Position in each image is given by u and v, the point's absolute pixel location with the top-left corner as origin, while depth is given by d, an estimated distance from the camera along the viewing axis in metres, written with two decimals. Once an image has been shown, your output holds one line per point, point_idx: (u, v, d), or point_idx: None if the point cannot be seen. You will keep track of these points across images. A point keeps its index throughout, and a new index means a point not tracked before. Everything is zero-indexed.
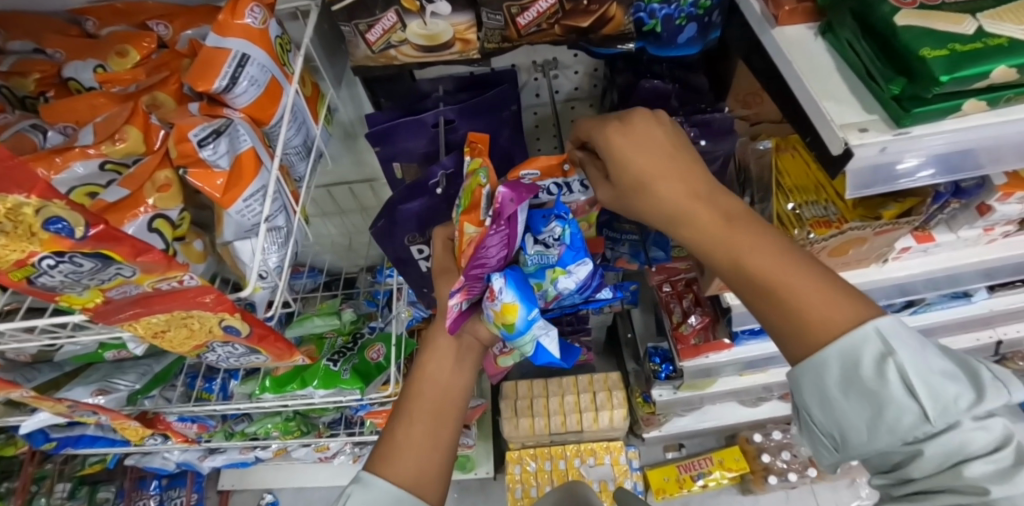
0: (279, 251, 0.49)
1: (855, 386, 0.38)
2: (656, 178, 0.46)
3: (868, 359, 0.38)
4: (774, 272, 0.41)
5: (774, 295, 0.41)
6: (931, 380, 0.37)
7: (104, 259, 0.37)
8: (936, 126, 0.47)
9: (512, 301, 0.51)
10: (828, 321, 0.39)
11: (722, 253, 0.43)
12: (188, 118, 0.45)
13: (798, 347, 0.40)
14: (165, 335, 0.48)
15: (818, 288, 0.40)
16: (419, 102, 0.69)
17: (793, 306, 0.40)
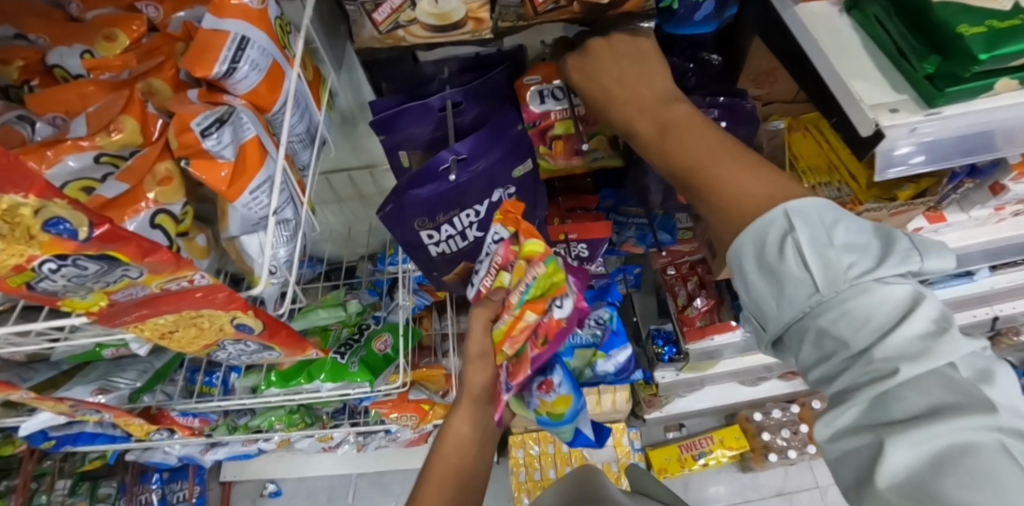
0: (288, 245, 0.46)
1: (763, 266, 0.41)
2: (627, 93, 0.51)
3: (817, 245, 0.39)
4: (704, 156, 0.45)
5: (704, 183, 0.45)
6: (826, 254, 0.38)
7: (110, 260, 0.34)
8: (968, 106, 0.46)
9: (566, 395, 0.62)
10: (742, 195, 0.43)
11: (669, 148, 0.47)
12: (187, 106, 0.42)
13: (724, 223, 0.43)
14: (173, 335, 0.46)
15: (745, 170, 0.44)
16: (423, 86, 0.66)
17: (723, 190, 0.44)
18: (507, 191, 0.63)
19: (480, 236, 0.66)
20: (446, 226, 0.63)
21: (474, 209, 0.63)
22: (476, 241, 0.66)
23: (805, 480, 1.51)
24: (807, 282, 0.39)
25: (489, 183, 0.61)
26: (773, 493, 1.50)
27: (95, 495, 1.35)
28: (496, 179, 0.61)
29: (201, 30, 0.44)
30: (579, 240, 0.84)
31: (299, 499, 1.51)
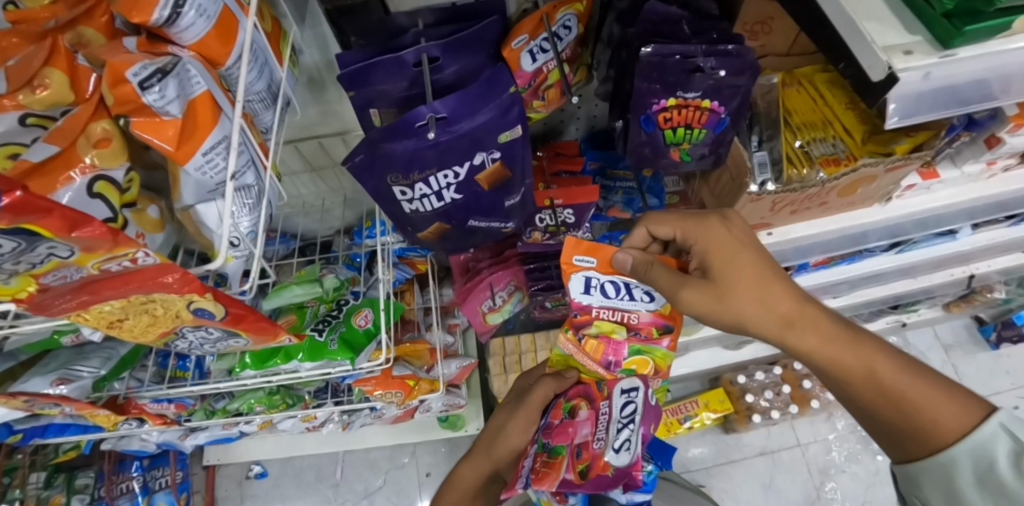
0: (251, 214, 0.42)
1: (994, 484, 0.45)
2: (767, 282, 0.52)
3: (1004, 458, 0.45)
4: (903, 380, 0.49)
5: (906, 404, 0.48)
6: None
7: (29, 235, 0.30)
8: (983, 47, 0.44)
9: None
10: (954, 422, 0.47)
11: (846, 363, 0.50)
12: (123, 55, 0.37)
13: (921, 442, 0.48)
14: (123, 324, 0.41)
15: (946, 398, 0.48)
16: (396, 40, 0.61)
17: (925, 415, 0.48)
18: (491, 155, 0.59)
19: (456, 198, 0.63)
20: (421, 185, 0.59)
21: (453, 170, 0.59)
22: (452, 202, 0.63)
23: (787, 439, 1.53)
24: (1003, 495, 0.45)
25: (472, 142, 0.57)
26: (756, 452, 1.52)
27: (72, 486, 1.31)
28: (481, 140, 0.57)
29: None
30: (565, 206, 0.81)
31: (286, 479, 1.50)
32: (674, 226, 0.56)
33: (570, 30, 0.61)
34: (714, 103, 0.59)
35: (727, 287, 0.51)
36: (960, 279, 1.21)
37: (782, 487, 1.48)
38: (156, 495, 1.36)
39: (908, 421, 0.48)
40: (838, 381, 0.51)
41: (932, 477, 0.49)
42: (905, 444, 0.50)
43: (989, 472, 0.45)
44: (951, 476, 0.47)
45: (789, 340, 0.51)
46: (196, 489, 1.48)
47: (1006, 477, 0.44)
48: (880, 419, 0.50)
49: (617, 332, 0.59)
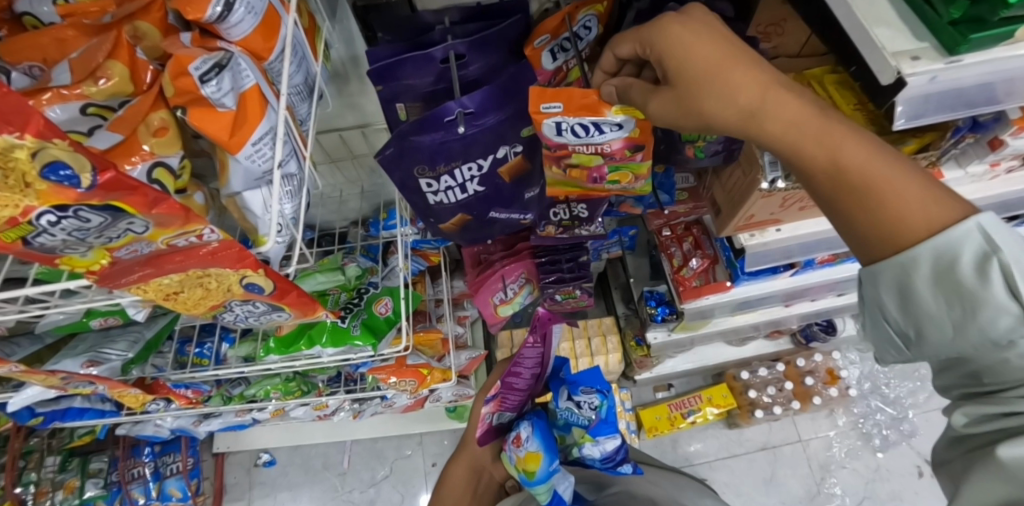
0: (293, 200, 0.44)
1: (951, 284, 0.40)
2: (725, 70, 0.45)
3: (968, 257, 0.39)
4: (871, 168, 0.42)
5: (867, 195, 0.42)
6: None
7: (115, 212, 0.32)
8: (988, 54, 0.46)
9: (536, 452, 0.70)
10: (925, 217, 0.41)
11: (808, 147, 0.44)
12: (180, 49, 0.39)
13: (889, 242, 0.42)
14: (178, 296, 0.43)
15: (923, 189, 0.41)
16: (423, 36, 0.63)
17: (888, 210, 0.42)
18: (513, 148, 0.62)
19: (479, 190, 0.66)
20: (446, 177, 0.62)
21: (477, 163, 0.62)
22: (475, 194, 0.66)
23: (788, 435, 1.56)
24: (958, 296, 0.40)
25: (496, 137, 0.60)
26: (757, 447, 1.55)
27: (86, 470, 1.35)
28: (504, 134, 0.60)
29: None
30: (579, 201, 0.83)
31: (294, 467, 1.52)
32: (634, 39, 0.50)
33: (590, 30, 0.63)
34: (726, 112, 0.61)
35: (687, 84, 0.47)
36: None
37: (782, 482, 1.51)
38: (167, 481, 1.38)
39: (869, 215, 0.42)
40: (797, 167, 0.46)
41: (889, 277, 0.43)
42: (869, 245, 0.44)
43: (949, 270, 0.40)
44: (905, 275, 0.42)
45: (750, 129, 0.46)
46: (205, 476, 1.51)
47: (965, 278, 0.39)
48: (841, 214, 0.44)
49: (595, 160, 0.62)
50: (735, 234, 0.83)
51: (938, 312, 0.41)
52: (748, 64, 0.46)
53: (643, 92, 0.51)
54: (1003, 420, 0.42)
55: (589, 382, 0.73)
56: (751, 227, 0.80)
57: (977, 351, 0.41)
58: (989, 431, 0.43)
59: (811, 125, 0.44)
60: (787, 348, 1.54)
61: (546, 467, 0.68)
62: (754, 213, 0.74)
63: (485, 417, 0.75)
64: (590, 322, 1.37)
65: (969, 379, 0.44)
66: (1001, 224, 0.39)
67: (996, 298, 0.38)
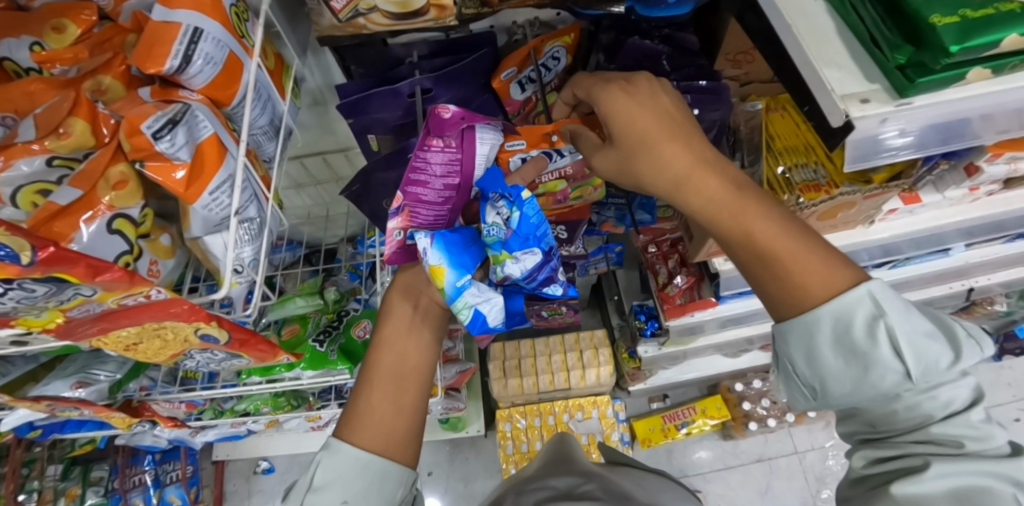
0: (252, 244, 0.46)
1: (849, 346, 0.44)
2: (655, 138, 0.48)
3: (863, 321, 0.44)
4: (785, 242, 0.45)
5: (779, 264, 0.45)
6: (916, 343, 0.44)
7: (58, 281, 0.34)
8: (936, 96, 0.46)
9: (438, 266, 0.50)
10: (826, 289, 0.45)
11: (724, 222, 0.47)
12: (137, 107, 0.41)
13: (794, 308, 0.46)
14: (137, 347, 0.47)
15: (823, 265, 0.45)
16: (393, 70, 0.64)
17: (794, 279, 0.45)
18: None
19: None
20: None
21: None
22: None
23: (784, 446, 1.56)
24: (854, 354, 0.45)
25: None
26: (752, 458, 1.55)
27: (86, 479, 1.37)
28: None
29: (151, 22, 0.42)
30: (557, 223, 0.84)
31: (291, 475, 1.55)
32: (586, 87, 0.53)
33: (557, 61, 0.64)
34: None
35: (624, 144, 0.49)
36: (952, 291, 1.27)
37: (778, 493, 1.51)
38: (167, 489, 1.41)
39: (779, 282, 0.46)
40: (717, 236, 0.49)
41: (795, 337, 0.46)
42: (778, 306, 0.47)
43: (847, 331, 0.44)
44: (811, 335, 0.45)
45: (677, 199, 0.49)
46: (205, 483, 1.53)
47: (861, 339, 0.44)
48: (754, 279, 0.47)
49: (559, 185, 0.65)
50: (711, 259, 0.83)
51: (839, 368, 0.46)
52: (677, 137, 0.48)
53: (592, 147, 0.54)
54: (896, 462, 0.45)
55: (497, 187, 0.53)
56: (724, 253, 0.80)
57: (869, 400, 0.46)
58: (886, 472, 0.46)
59: (731, 199, 0.47)
60: None
61: (457, 282, 0.51)
62: None
63: (394, 240, 0.54)
64: (581, 335, 1.35)
65: (867, 426, 0.49)
66: (890, 292, 0.44)
67: (884, 357, 0.44)
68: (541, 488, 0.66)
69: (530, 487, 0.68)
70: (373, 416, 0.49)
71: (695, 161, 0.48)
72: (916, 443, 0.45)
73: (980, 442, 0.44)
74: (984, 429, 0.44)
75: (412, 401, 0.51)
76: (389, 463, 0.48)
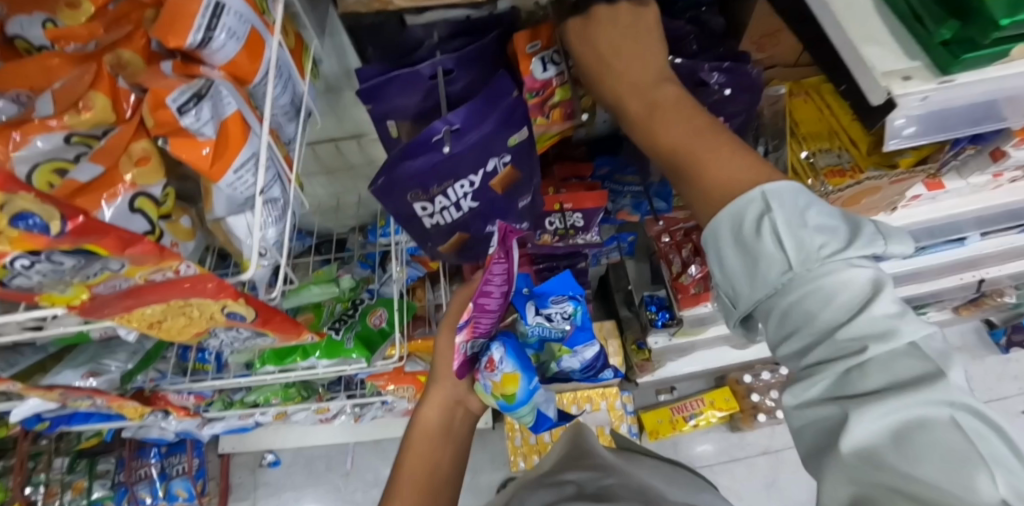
0: (276, 225, 0.44)
1: (737, 241, 0.41)
2: (595, 56, 0.51)
3: (748, 215, 0.40)
4: (703, 153, 0.44)
5: (693, 167, 0.44)
6: (801, 231, 0.39)
7: (87, 254, 0.34)
8: (980, 73, 0.45)
9: (515, 373, 0.65)
10: (730, 182, 0.42)
11: (648, 132, 0.48)
12: (160, 81, 0.40)
13: (703, 209, 0.44)
14: (161, 325, 0.46)
15: (738, 160, 0.43)
16: (412, 52, 0.63)
17: (699, 176, 0.44)
18: (503, 159, 0.62)
19: (473, 206, 0.65)
20: (440, 198, 0.61)
21: (468, 180, 0.61)
22: (470, 210, 0.65)
23: (791, 438, 1.55)
24: (749, 255, 0.40)
25: (484, 152, 0.59)
26: (759, 450, 1.54)
27: (93, 471, 1.37)
28: (492, 149, 0.59)
29: None
30: (574, 210, 0.83)
31: (298, 468, 1.54)
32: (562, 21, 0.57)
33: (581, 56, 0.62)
34: (719, 120, 0.61)
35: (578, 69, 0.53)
36: (964, 282, 1.26)
37: (785, 485, 1.50)
38: (174, 481, 1.40)
39: (692, 185, 0.45)
40: (646, 148, 0.49)
41: (707, 243, 0.44)
42: (696, 212, 0.46)
43: (736, 227, 0.41)
44: (709, 236, 0.43)
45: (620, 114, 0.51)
46: (211, 476, 1.53)
47: (746, 232, 0.40)
48: (679, 188, 0.46)
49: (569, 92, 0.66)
50: None
51: (737, 270, 0.42)
52: (611, 50, 0.50)
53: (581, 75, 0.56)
54: (826, 389, 0.38)
55: (560, 290, 0.68)
56: None
57: (772, 303, 0.40)
58: (816, 405, 0.38)
59: (653, 105, 0.48)
60: None
61: (527, 388, 0.67)
62: None
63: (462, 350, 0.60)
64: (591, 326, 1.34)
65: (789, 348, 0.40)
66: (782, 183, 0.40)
67: (768, 249, 0.39)
68: (558, 483, 0.66)
69: (545, 482, 0.68)
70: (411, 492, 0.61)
71: (627, 85, 0.50)
72: (823, 355, 0.38)
73: (896, 346, 0.36)
74: (893, 326, 0.36)
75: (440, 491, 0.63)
76: None
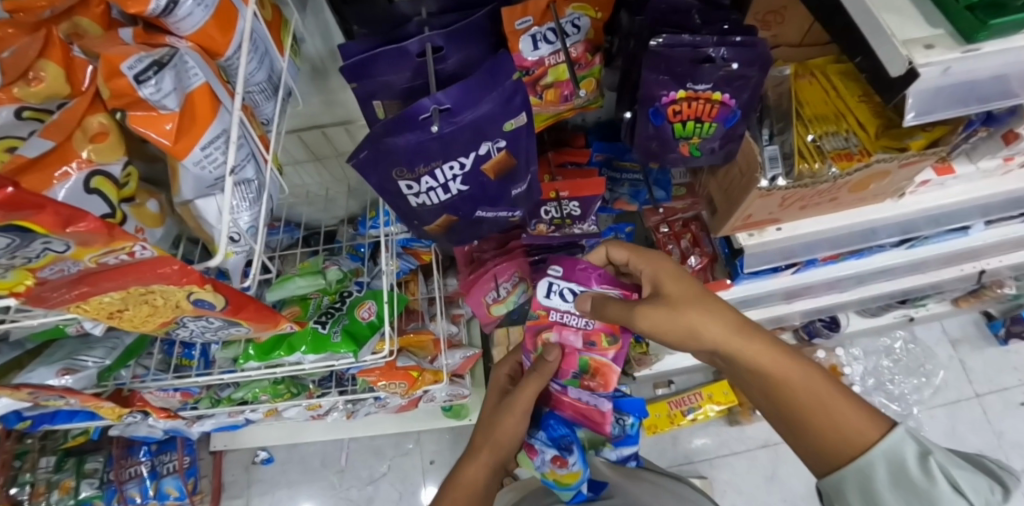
0: (251, 209, 0.41)
1: (907, 486, 0.45)
2: (700, 293, 0.56)
3: (913, 459, 0.45)
4: (835, 397, 0.51)
5: (836, 430, 0.49)
6: (968, 474, 0.44)
7: (22, 232, 0.30)
8: (1008, 42, 0.42)
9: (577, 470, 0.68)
10: (869, 431, 0.48)
11: (772, 372, 0.53)
12: (116, 47, 0.36)
13: (841, 454, 0.48)
14: (123, 315, 0.42)
15: (863, 411, 0.49)
16: (399, 28, 0.59)
17: (846, 431, 0.48)
18: (496, 144, 0.58)
19: (462, 189, 0.62)
20: (427, 178, 0.59)
21: (458, 162, 0.58)
22: (458, 194, 0.63)
23: None
24: (917, 496, 0.44)
25: (476, 134, 0.56)
26: (759, 444, 1.52)
27: (81, 470, 1.33)
28: (485, 131, 0.56)
29: None
30: (571, 199, 0.80)
31: (291, 465, 1.51)
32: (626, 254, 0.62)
33: (577, 32, 0.61)
34: (724, 95, 0.58)
35: (668, 294, 0.56)
36: (965, 274, 1.23)
37: (784, 480, 1.48)
38: (164, 480, 1.36)
39: (834, 434, 0.49)
40: (773, 387, 0.53)
41: (854, 486, 0.48)
42: (821, 451, 0.50)
43: (900, 471, 0.45)
44: (868, 478, 0.47)
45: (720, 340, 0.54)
46: (202, 474, 1.50)
47: (916, 476, 0.44)
48: (813, 437, 0.50)
49: (566, 72, 0.62)
50: (734, 234, 0.81)
51: None
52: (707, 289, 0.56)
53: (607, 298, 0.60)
54: None
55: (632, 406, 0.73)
56: (749, 227, 0.78)
57: None
58: None
59: (769, 344, 0.54)
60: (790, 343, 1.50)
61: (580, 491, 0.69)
62: (752, 213, 0.71)
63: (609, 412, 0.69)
64: None
65: None
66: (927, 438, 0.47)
67: (944, 493, 0.43)
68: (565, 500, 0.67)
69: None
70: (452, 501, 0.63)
71: (740, 322, 0.55)
72: None
73: None
74: None
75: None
76: None
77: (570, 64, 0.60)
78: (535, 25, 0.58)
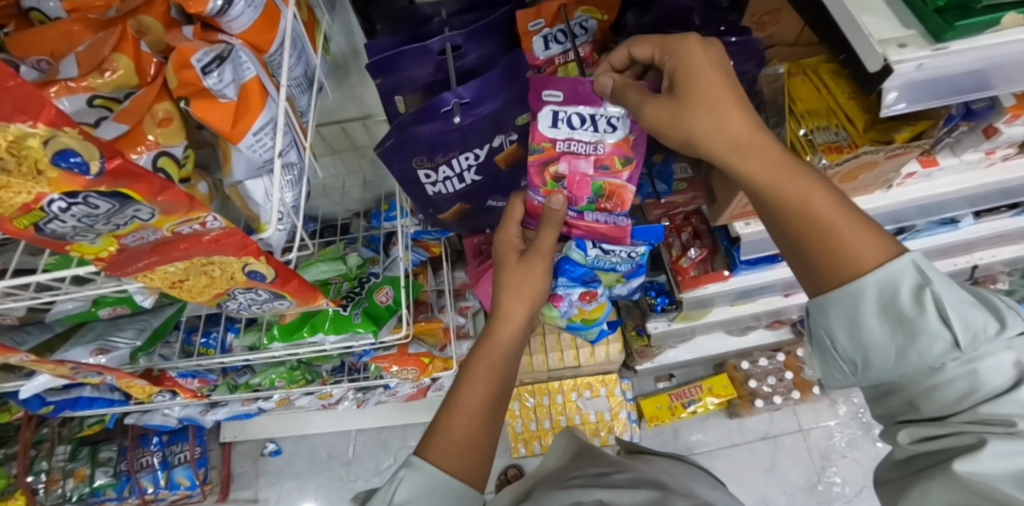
0: (293, 189, 0.46)
1: (894, 313, 0.48)
2: (724, 104, 0.49)
3: (908, 290, 0.47)
4: (834, 215, 0.48)
5: (829, 244, 0.48)
6: (962, 311, 0.47)
7: (122, 198, 0.36)
8: (974, 41, 0.46)
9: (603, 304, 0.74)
10: (869, 254, 0.48)
11: (780, 189, 0.49)
12: (181, 41, 0.41)
13: (837, 275, 0.49)
14: (184, 284, 0.48)
15: (865, 232, 0.49)
16: (421, 27, 0.64)
17: (846, 251, 0.48)
18: (509, 138, 0.63)
19: (476, 179, 0.67)
20: (444, 167, 0.63)
21: (474, 152, 0.63)
22: (472, 183, 0.67)
23: (788, 424, 1.56)
24: (903, 321, 0.48)
25: (492, 127, 0.61)
26: (757, 436, 1.56)
27: (95, 459, 1.37)
28: (501, 124, 0.61)
29: None
30: None
31: (299, 456, 1.55)
32: (654, 45, 0.53)
33: (585, 32, 0.65)
34: None
35: (690, 101, 0.50)
36: (958, 268, 1.27)
37: (782, 471, 1.52)
38: (175, 470, 1.40)
39: (828, 254, 0.49)
40: (767, 204, 0.51)
41: (839, 308, 0.50)
42: (815, 263, 0.50)
43: (892, 300, 0.48)
44: (857, 303, 0.49)
45: (729, 160, 0.51)
46: (213, 464, 1.53)
47: (906, 306, 0.47)
48: (806, 254, 0.50)
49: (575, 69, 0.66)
50: (730, 224, 0.84)
51: (883, 336, 0.49)
52: (739, 103, 0.50)
53: (640, 96, 0.53)
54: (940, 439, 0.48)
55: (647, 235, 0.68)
56: (746, 217, 0.81)
57: (914, 374, 0.49)
58: (933, 449, 0.48)
59: (785, 164, 0.49)
60: (788, 337, 1.54)
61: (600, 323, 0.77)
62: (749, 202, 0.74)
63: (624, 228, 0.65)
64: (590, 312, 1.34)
65: (906, 406, 0.51)
66: (932, 265, 0.48)
67: (931, 326, 0.47)
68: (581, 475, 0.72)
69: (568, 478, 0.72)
70: (454, 444, 0.53)
71: (754, 140, 0.49)
72: (970, 421, 0.47)
73: None
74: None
75: (485, 440, 0.55)
76: (454, 479, 0.51)
77: (579, 62, 0.64)
78: (546, 26, 0.63)
